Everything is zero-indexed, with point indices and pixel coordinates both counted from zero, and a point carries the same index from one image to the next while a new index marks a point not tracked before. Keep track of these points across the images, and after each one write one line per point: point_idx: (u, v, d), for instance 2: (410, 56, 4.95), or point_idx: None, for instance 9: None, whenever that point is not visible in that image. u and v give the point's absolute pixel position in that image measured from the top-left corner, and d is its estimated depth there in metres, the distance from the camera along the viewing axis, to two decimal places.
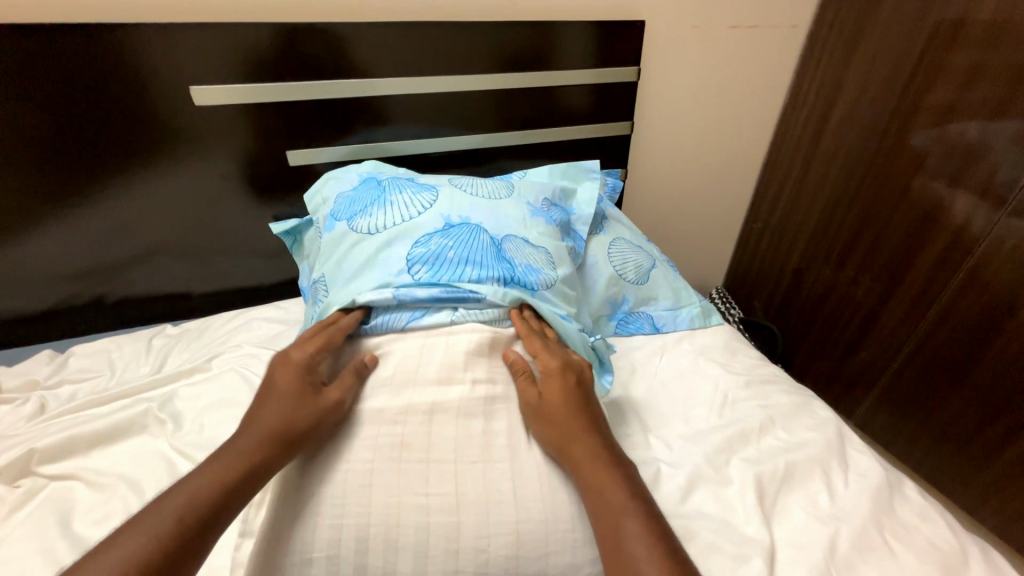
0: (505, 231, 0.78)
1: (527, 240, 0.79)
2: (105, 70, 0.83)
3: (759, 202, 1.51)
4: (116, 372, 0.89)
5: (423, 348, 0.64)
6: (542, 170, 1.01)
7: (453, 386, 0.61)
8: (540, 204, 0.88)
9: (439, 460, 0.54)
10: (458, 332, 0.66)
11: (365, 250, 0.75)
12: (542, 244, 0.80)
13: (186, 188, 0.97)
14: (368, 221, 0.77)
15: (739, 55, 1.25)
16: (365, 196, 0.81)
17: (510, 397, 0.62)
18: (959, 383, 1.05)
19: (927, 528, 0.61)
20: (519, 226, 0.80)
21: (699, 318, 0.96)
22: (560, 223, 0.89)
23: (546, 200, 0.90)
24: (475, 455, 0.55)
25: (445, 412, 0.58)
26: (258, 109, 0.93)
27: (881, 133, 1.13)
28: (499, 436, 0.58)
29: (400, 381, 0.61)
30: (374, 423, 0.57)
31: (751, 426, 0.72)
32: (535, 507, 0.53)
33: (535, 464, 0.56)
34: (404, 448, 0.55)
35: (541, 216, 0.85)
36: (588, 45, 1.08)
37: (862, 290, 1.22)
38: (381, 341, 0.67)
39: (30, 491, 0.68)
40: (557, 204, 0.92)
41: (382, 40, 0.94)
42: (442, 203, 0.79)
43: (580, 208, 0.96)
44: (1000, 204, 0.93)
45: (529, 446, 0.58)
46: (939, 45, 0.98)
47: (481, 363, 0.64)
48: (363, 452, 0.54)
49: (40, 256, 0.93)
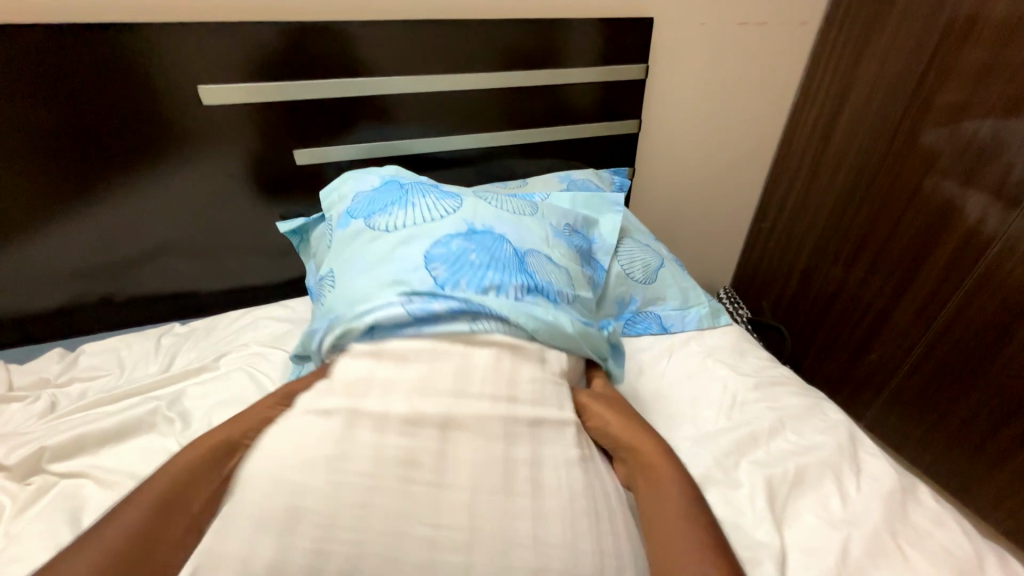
0: (529, 245, 0.77)
1: (550, 257, 0.78)
2: (113, 70, 0.83)
3: (767, 200, 1.49)
4: (125, 370, 0.89)
5: (434, 356, 0.63)
6: (565, 194, 0.97)
7: (467, 402, 0.59)
8: (562, 228, 0.87)
9: (450, 486, 0.52)
10: (476, 344, 0.65)
11: (383, 245, 0.74)
12: (564, 264, 0.79)
13: (193, 187, 0.97)
14: (387, 218, 0.77)
15: (749, 52, 1.23)
16: (387, 196, 0.81)
17: (534, 422, 0.59)
18: (970, 386, 1.04)
19: (941, 533, 0.60)
20: (543, 243, 0.80)
21: (707, 318, 0.95)
22: (580, 250, 0.87)
23: (568, 226, 0.89)
24: (495, 486, 0.53)
25: (460, 430, 0.56)
26: (264, 108, 0.93)
27: (891, 132, 1.11)
28: (520, 465, 0.55)
29: (408, 387, 0.59)
30: (380, 432, 0.55)
31: (761, 427, 0.71)
32: (556, 552, 0.49)
33: (561, 503, 0.53)
34: (412, 466, 0.53)
35: (564, 240, 0.84)
36: (595, 42, 1.07)
37: (871, 290, 1.21)
38: (389, 336, 0.66)
39: (41, 488, 0.68)
40: (578, 232, 0.91)
41: (387, 38, 0.94)
42: (466, 210, 0.79)
43: (603, 238, 0.94)
44: (1014, 204, 0.91)
45: (555, 481, 0.55)
46: (952, 43, 0.97)
47: (503, 380, 0.62)
48: (364, 466, 0.52)
49: (49, 254, 0.94)
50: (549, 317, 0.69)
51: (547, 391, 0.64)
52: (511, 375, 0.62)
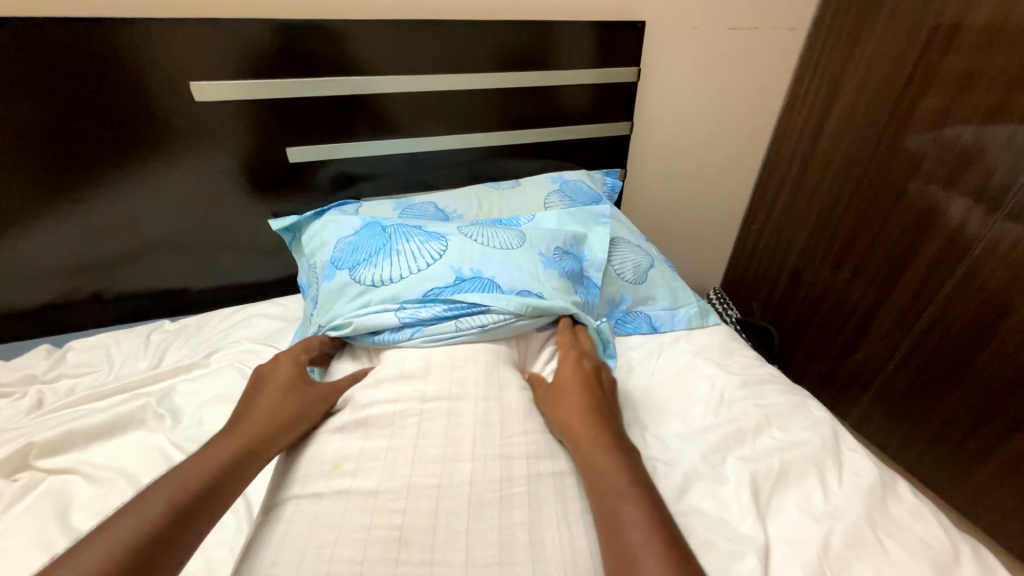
0: (521, 284, 0.78)
1: (543, 294, 0.78)
2: (105, 63, 0.83)
3: (756, 204, 1.52)
4: (114, 367, 0.89)
5: (420, 420, 0.60)
6: (550, 214, 0.96)
7: (456, 464, 0.56)
8: (552, 253, 0.86)
9: (444, 564, 0.47)
10: (462, 400, 0.62)
11: (372, 305, 0.75)
12: (559, 298, 0.79)
13: (181, 184, 0.97)
14: (373, 271, 0.78)
15: (739, 57, 1.26)
16: (370, 243, 0.82)
17: (530, 479, 0.56)
18: (953, 386, 1.06)
19: (920, 526, 0.61)
20: (533, 279, 0.80)
21: (696, 318, 0.96)
22: (572, 272, 0.87)
23: (558, 249, 0.87)
24: (490, 557, 0.48)
25: (451, 499, 0.52)
26: (259, 105, 0.93)
27: (877, 138, 1.13)
28: (517, 530, 0.51)
29: (396, 458, 0.56)
30: (367, 510, 0.51)
31: (747, 424, 0.73)
32: None
33: (561, 565, 0.48)
34: (401, 545, 0.48)
35: (555, 267, 0.83)
36: (588, 45, 1.08)
37: (857, 292, 1.23)
38: (373, 403, 0.62)
39: (27, 485, 0.68)
40: (568, 252, 0.89)
41: (382, 37, 0.94)
42: (452, 254, 0.79)
43: (592, 254, 0.93)
44: (995, 208, 0.94)
45: (554, 543, 0.50)
46: (935, 50, 0.99)
47: (492, 438, 0.59)
48: (353, 550, 0.48)
49: (33, 252, 0.93)
50: (529, 308, 0.75)
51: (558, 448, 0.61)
52: (509, 429, 0.60)
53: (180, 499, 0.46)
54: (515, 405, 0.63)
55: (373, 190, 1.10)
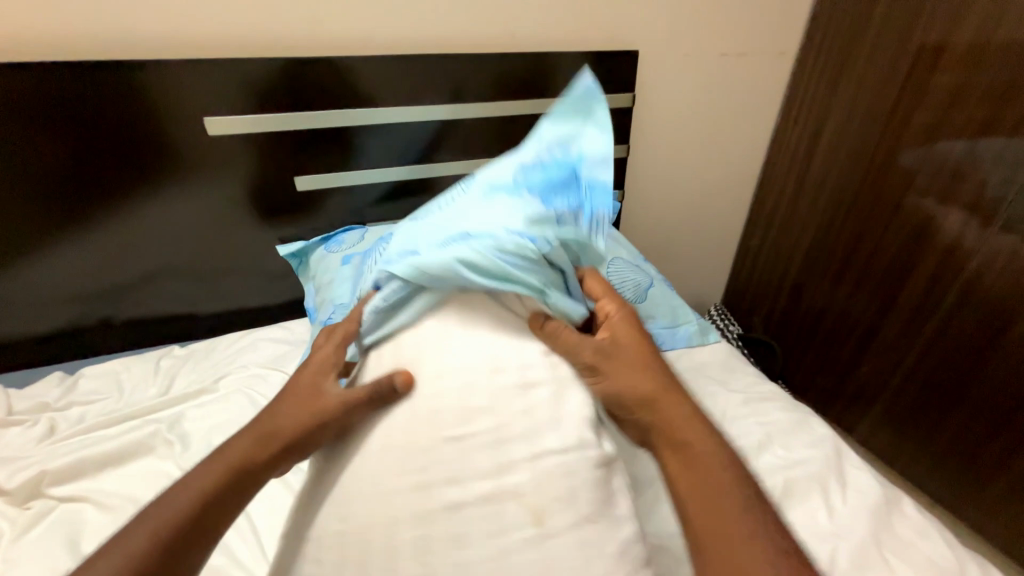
0: (449, 232, 0.61)
1: (476, 230, 0.59)
2: (122, 101, 0.87)
3: (754, 221, 1.54)
4: (124, 394, 0.90)
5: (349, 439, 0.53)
6: (531, 132, 0.68)
7: (378, 486, 0.48)
8: (507, 180, 0.64)
9: None
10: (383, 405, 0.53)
11: None
12: (502, 232, 0.58)
13: (191, 213, 1.00)
14: (343, 306, 0.81)
15: (730, 79, 1.29)
16: (347, 279, 0.86)
17: (458, 503, 0.46)
18: (959, 400, 1.07)
19: (926, 544, 0.62)
20: (467, 220, 0.61)
21: (697, 336, 0.97)
22: (536, 193, 0.61)
23: (519, 169, 0.64)
24: None
25: (383, 532, 0.46)
26: (267, 138, 0.97)
27: (871, 154, 1.16)
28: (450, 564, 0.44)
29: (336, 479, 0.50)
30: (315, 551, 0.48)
31: (750, 443, 0.74)
32: None
33: None
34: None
35: (502, 197, 0.62)
36: (584, 74, 1.13)
37: (858, 305, 1.24)
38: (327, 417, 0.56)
39: (39, 513, 0.69)
40: (536, 166, 0.63)
41: (385, 71, 0.98)
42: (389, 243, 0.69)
43: (582, 152, 0.63)
44: (989, 220, 0.96)
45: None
46: (923, 69, 1.03)
47: (410, 453, 0.49)
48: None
49: (49, 280, 0.96)
50: (443, 255, 0.57)
51: (499, 453, 0.49)
52: (453, 425, 0.50)
53: (172, 525, 0.46)
54: (439, 402, 0.51)
55: (377, 215, 1.13)
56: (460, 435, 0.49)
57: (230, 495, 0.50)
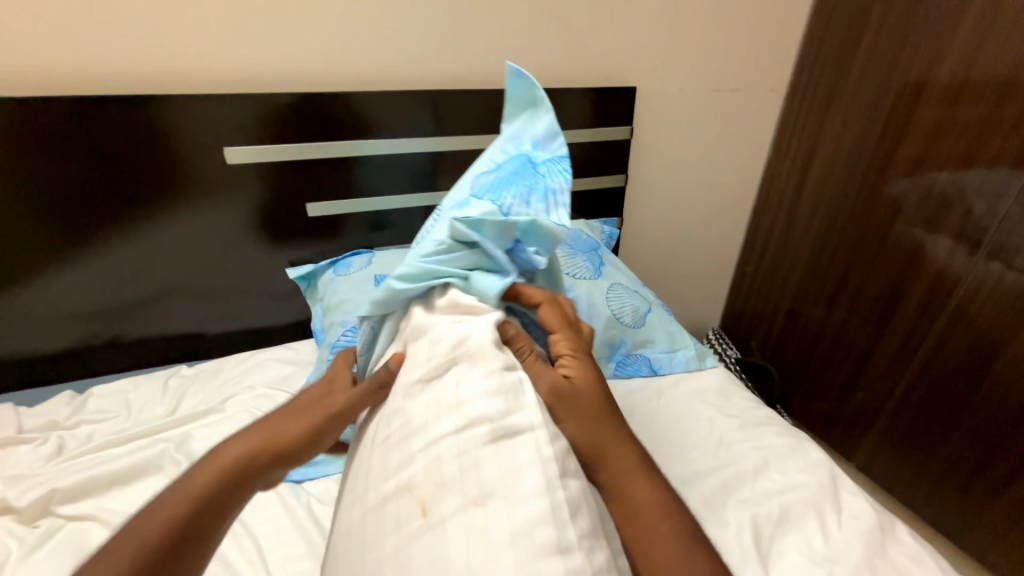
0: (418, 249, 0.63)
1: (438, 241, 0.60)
2: (145, 130, 0.92)
3: (749, 247, 1.58)
4: (133, 413, 0.91)
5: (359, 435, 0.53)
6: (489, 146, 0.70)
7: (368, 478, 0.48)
8: (466, 192, 0.65)
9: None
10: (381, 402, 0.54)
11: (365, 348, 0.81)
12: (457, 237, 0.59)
13: (205, 236, 1.04)
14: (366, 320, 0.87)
15: (723, 113, 1.36)
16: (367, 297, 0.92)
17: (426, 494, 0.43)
18: (953, 425, 1.08)
19: (919, 570, 0.63)
20: (432, 234, 0.63)
21: (694, 360, 0.99)
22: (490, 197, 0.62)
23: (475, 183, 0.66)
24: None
25: (369, 515, 0.45)
26: (281, 166, 1.02)
27: (860, 183, 1.21)
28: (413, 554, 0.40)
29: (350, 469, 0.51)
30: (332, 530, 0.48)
31: (746, 467, 0.75)
32: None
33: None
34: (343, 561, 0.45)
35: (460, 204, 0.63)
36: (584, 108, 1.19)
37: (853, 330, 1.26)
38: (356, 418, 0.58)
39: (48, 531, 0.70)
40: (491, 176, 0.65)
41: (395, 105, 1.04)
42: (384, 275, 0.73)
43: (531, 158, 0.65)
44: (976, 247, 1.00)
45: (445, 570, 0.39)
46: (906, 104, 1.09)
47: (393, 446, 0.48)
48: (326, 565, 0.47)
49: (63, 299, 0.99)
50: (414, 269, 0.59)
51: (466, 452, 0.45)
52: (408, 453, 0.47)
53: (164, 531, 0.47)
54: (417, 400, 0.51)
55: (383, 239, 1.17)
56: (430, 430, 0.47)
57: (221, 502, 0.50)
